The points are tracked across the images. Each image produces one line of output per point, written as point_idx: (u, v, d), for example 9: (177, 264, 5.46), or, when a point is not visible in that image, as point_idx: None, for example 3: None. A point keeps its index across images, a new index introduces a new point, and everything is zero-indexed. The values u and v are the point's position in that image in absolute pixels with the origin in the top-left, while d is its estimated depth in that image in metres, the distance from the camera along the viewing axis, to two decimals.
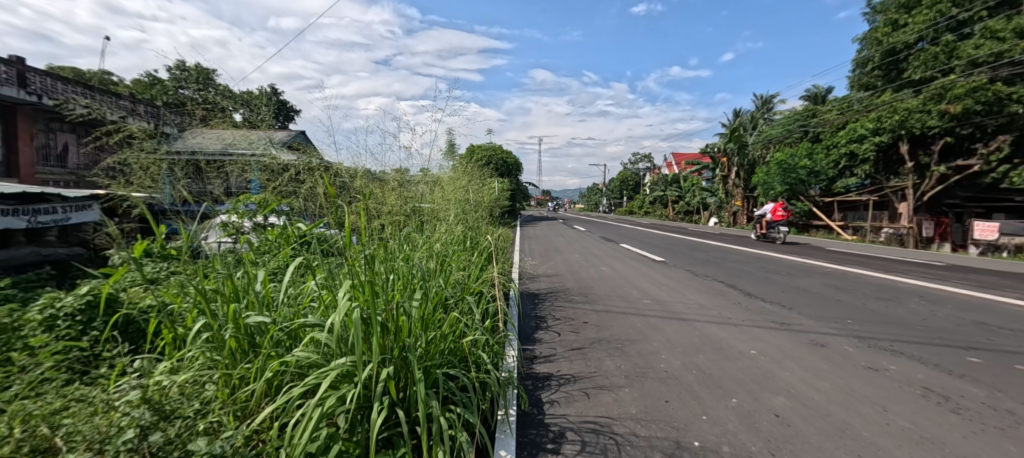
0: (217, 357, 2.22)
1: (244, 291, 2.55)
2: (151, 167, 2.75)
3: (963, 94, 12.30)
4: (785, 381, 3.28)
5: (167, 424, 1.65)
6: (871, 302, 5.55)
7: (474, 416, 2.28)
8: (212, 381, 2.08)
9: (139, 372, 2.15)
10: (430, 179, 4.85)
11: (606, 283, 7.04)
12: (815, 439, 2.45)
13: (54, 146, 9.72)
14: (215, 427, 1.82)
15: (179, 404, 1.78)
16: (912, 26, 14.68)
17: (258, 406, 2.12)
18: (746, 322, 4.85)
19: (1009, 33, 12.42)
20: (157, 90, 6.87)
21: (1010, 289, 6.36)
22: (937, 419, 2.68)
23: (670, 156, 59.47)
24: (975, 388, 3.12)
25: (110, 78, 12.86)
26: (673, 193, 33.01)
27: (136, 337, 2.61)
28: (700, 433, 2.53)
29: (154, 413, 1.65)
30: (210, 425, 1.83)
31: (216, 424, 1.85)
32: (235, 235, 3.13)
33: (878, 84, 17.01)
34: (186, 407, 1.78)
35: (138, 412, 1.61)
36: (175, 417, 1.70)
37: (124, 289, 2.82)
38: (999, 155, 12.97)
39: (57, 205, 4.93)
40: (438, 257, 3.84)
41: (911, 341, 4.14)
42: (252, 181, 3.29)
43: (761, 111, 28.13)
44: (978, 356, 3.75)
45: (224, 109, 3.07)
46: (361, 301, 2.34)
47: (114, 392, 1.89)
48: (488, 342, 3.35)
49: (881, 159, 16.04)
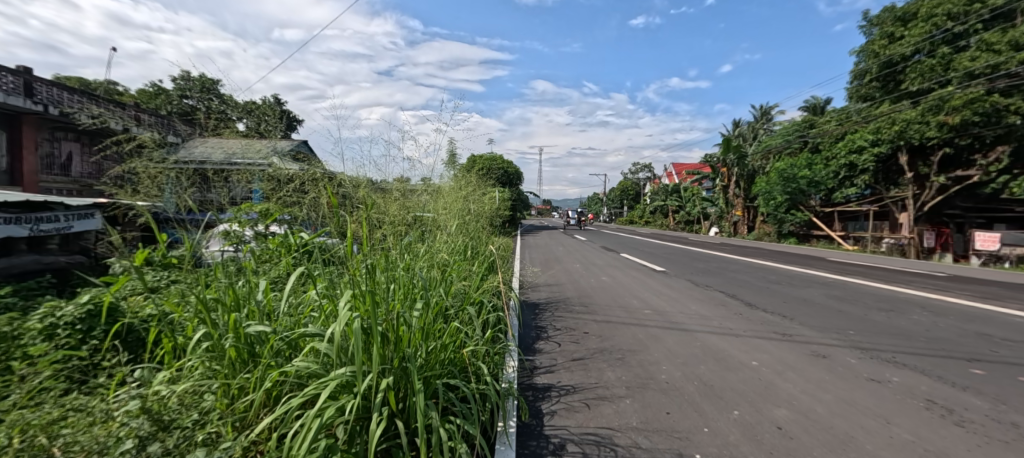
0: (216, 366, 2.24)
1: (245, 301, 2.56)
2: (157, 176, 2.85)
3: (961, 105, 12.29)
4: (786, 392, 3.27)
5: (166, 434, 1.69)
6: (873, 314, 5.52)
7: (475, 428, 2.26)
8: (211, 391, 2.10)
9: (138, 382, 2.18)
10: (431, 189, 4.91)
11: (607, 293, 7.04)
12: (818, 451, 2.43)
13: (58, 156, 9.70)
14: (214, 438, 1.83)
15: (179, 414, 1.82)
16: (909, 38, 14.79)
17: (256, 417, 2.12)
18: (748, 333, 4.83)
19: (1005, 46, 12.29)
20: (161, 101, 6.96)
21: (1012, 300, 6.31)
22: (941, 431, 2.66)
23: (671, 167, 59.59)
24: (978, 401, 3.10)
25: (115, 87, 13.03)
26: (674, 203, 32.94)
27: (136, 346, 2.61)
28: (702, 445, 2.51)
29: (153, 424, 1.69)
30: (209, 436, 1.83)
31: (214, 435, 1.85)
32: (237, 244, 3.24)
33: (876, 95, 16.98)
34: (185, 417, 1.80)
35: (137, 423, 1.66)
36: (173, 427, 1.73)
37: (124, 298, 2.87)
38: (998, 166, 13.06)
39: (60, 214, 4.95)
40: (439, 267, 3.85)
41: (914, 353, 4.11)
42: (254, 190, 3.37)
43: (760, 122, 28.31)
44: (981, 368, 3.73)
45: (230, 119, 3.28)
46: (362, 311, 2.35)
47: (113, 402, 1.91)
48: (489, 353, 3.36)
49: (881, 170, 16.08)
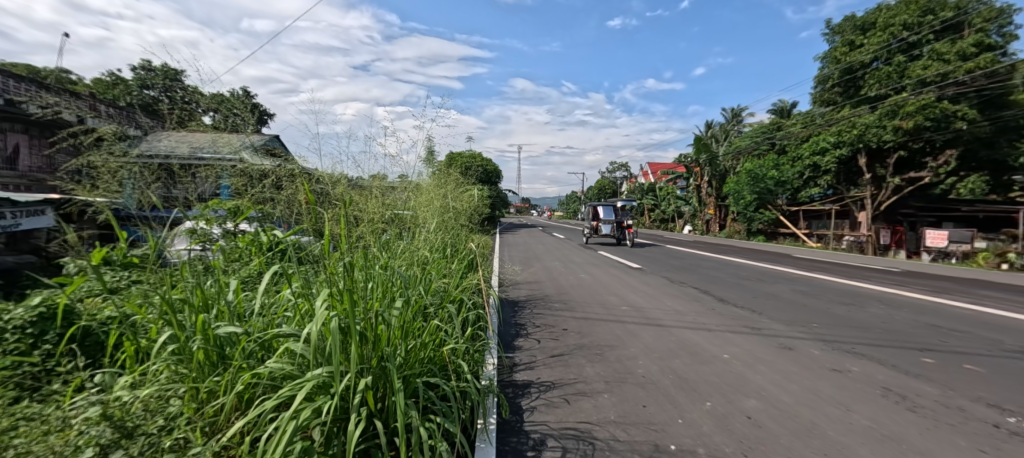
0: (183, 370, 2.16)
1: (214, 301, 2.48)
2: (116, 171, 2.75)
3: (914, 111, 13.12)
4: (756, 383, 3.41)
5: (130, 441, 1.64)
6: (836, 307, 5.82)
7: (455, 426, 2.26)
8: (178, 395, 2.04)
9: (100, 387, 2.11)
10: (409, 185, 4.85)
11: (585, 290, 7.14)
12: (786, 439, 2.55)
13: (4, 148, 8.98)
14: (182, 443, 1.78)
15: (143, 421, 1.77)
16: (869, 47, 15.52)
17: (227, 421, 2.07)
18: (719, 327, 5.02)
19: (954, 56, 13.17)
20: (123, 89, 6.51)
21: (960, 294, 6.76)
22: (895, 417, 2.84)
23: (647, 166, 60.72)
24: (929, 387, 3.33)
25: (67, 75, 12.23)
26: (650, 202, 33.64)
27: (95, 350, 2.47)
28: (677, 437, 2.59)
29: (116, 431, 1.64)
30: (177, 442, 1.79)
31: (182, 441, 1.80)
32: (204, 242, 3.16)
33: (838, 100, 17.72)
34: (150, 423, 1.76)
35: (97, 430, 1.60)
36: (138, 434, 1.68)
37: (81, 299, 2.76)
38: (947, 169, 14.01)
39: (6, 211, 4.59)
40: (418, 265, 3.85)
41: (872, 344, 4.37)
42: (223, 186, 3.18)
43: (731, 124, 29.25)
44: (931, 357, 4.00)
45: (196, 112, 3.04)
46: (340, 311, 2.30)
47: (70, 408, 1.84)
48: (468, 351, 3.36)
49: (843, 171, 16.90)
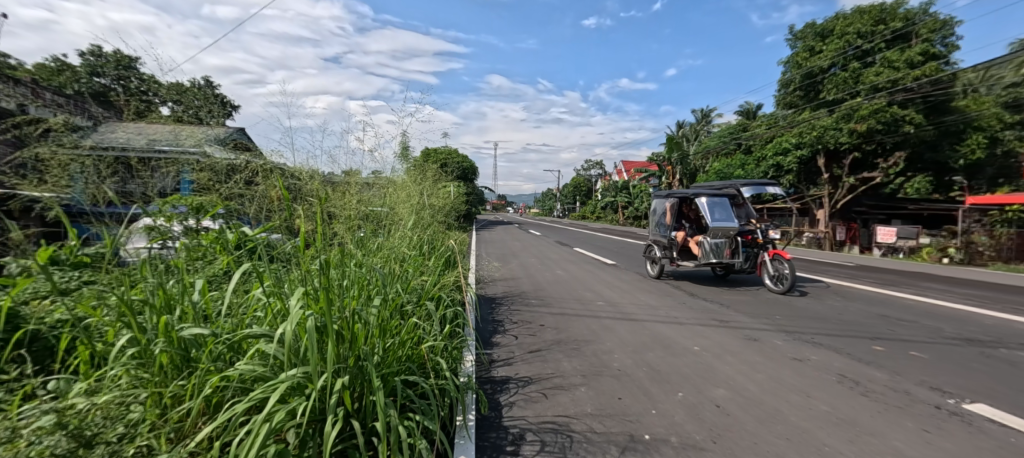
0: (145, 374, 2.06)
1: (177, 301, 2.36)
2: (66, 164, 2.56)
3: (867, 115, 13.97)
4: (723, 374, 3.57)
5: (86, 451, 1.57)
6: (797, 300, 6.14)
7: (435, 424, 2.25)
8: (139, 401, 1.93)
9: (52, 394, 1.98)
10: (383, 181, 4.73)
11: (561, 286, 7.24)
12: (752, 426, 2.68)
13: None
14: (145, 452, 1.72)
15: (101, 428, 1.69)
16: (827, 53, 16.30)
17: (194, 427, 1.99)
18: (690, 320, 5.20)
19: (903, 63, 14.08)
20: (76, 79, 6.00)
21: (908, 287, 7.25)
22: (850, 401, 3.04)
23: (620, 164, 61.77)
24: (879, 373, 3.59)
25: (8, 61, 11.26)
26: (623, 200, 34.30)
27: (44, 357, 2.32)
28: (650, 427, 2.69)
29: (71, 440, 1.56)
30: (139, 450, 1.73)
31: (146, 449, 1.74)
32: (164, 240, 2.85)
33: (798, 103, 18.52)
34: (109, 432, 1.68)
35: (51, 440, 1.51)
36: (96, 443, 1.61)
37: (26, 302, 2.51)
38: (896, 170, 14.98)
39: None
40: (395, 262, 3.79)
41: (830, 334, 4.64)
42: (184, 181, 3.02)
43: (701, 124, 30.11)
44: (882, 345, 4.29)
45: (153, 103, 2.93)
46: (315, 310, 2.26)
47: (19, 418, 1.72)
48: (446, 348, 3.34)
49: (802, 171, 17.77)
